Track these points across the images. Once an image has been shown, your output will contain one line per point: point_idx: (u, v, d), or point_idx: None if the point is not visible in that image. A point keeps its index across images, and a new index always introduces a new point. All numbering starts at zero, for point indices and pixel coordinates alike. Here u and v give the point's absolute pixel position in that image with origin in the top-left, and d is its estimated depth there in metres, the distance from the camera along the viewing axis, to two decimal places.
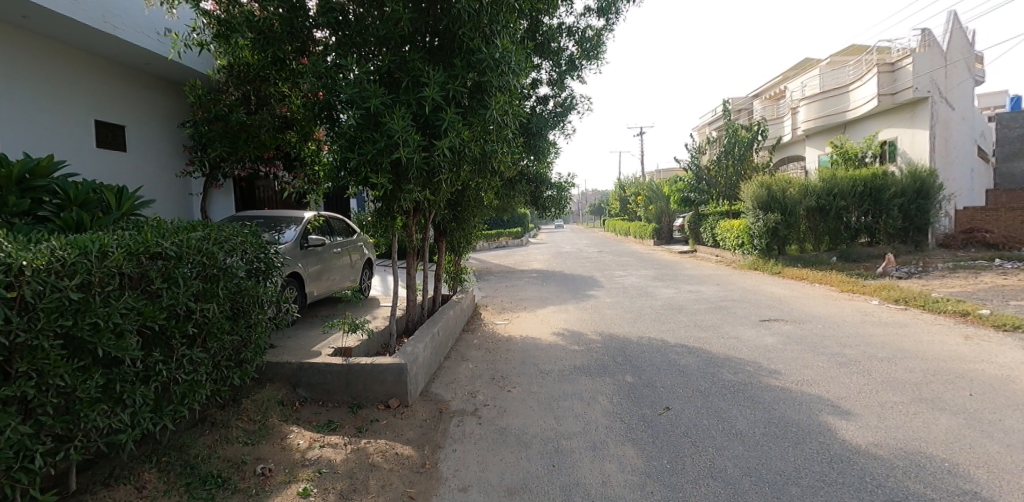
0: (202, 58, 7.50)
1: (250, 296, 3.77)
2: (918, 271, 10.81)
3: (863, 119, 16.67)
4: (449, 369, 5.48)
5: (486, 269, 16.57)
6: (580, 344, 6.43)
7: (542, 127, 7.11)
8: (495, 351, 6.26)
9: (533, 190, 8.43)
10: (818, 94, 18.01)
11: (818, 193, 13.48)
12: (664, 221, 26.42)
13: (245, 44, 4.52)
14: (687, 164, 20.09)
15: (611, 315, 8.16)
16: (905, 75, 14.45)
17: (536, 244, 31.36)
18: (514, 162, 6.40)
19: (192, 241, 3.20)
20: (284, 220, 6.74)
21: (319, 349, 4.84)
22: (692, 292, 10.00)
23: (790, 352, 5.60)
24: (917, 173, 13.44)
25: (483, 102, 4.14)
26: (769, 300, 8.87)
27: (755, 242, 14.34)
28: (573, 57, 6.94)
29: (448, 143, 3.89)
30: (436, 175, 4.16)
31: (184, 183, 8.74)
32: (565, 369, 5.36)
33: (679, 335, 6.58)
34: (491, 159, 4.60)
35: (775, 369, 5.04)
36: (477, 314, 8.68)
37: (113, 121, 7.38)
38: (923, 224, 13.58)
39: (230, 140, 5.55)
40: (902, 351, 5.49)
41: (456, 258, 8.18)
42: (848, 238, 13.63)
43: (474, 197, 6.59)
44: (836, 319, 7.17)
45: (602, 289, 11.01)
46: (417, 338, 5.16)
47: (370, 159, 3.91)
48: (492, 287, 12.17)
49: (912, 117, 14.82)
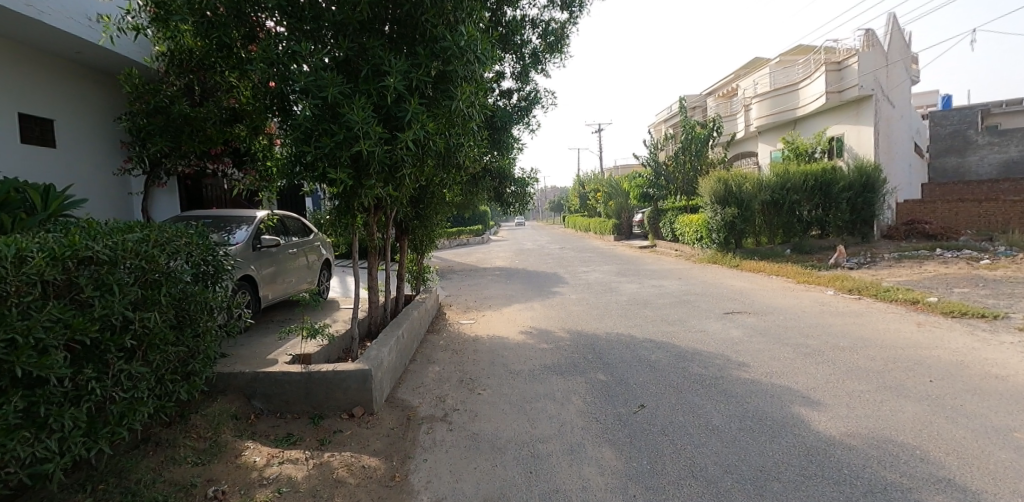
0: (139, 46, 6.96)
1: (197, 303, 3.45)
2: (867, 262, 11.33)
3: (812, 116, 17.37)
4: (415, 373, 5.26)
5: (448, 267, 16.29)
6: (548, 342, 6.33)
7: (507, 121, 6.96)
8: (462, 352, 6.08)
9: (497, 186, 8.28)
10: (770, 92, 18.63)
11: (773, 187, 13.93)
12: (624, 217, 26.80)
13: (187, 29, 4.15)
14: (647, 160, 20.42)
15: (578, 311, 8.12)
16: (851, 74, 15.10)
17: (498, 241, 31.22)
18: (478, 157, 6.23)
19: (129, 243, 2.88)
20: (234, 219, 6.33)
21: (275, 357, 4.54)
22: (656, 287, 10.11)
23: (755, 344, 5.69)
24: (863, 168, 14.10)
25: (448, 93, 3.96)
26: (730, 292, 9.07)
27: (714, 236, 14.67)
28: (537, 51, 6.80)
29: (412, 136, 3.70)
30: (399, 171, 3.95)
31: (123, 182, 8.12)
32: (536, 368, 5.26)
33: (647, 330, 6.58)
34: (457, 153, 4.43)
35: (743, 362, 5.09)
36: (442, 313, 8.46)
37: (40, 114, 6.74)
38: (869, 216, 14.24)
39: (171, 133, 5.12)
40: (859, 339, 5.68)
41: (419, 257, 7.93)
42: (801, 231, 14.09)
43: (437, 193, 6.38)
44: (795, 310, 7.38)
45: (567, 286, 10.98)
46: (381, 341, 4.93)
47: (328, 153, 3.65)
48: (456, 286, 11.95)
49: (857, 114, 15.53)
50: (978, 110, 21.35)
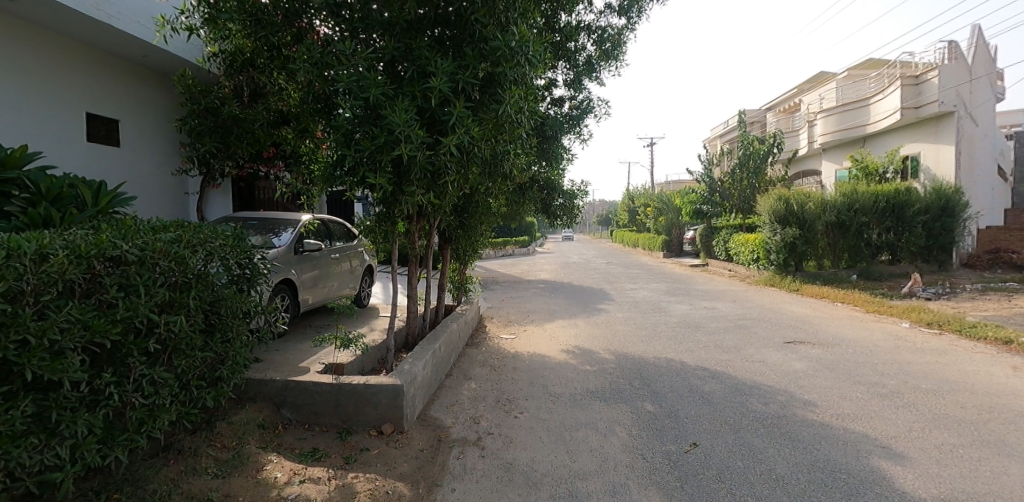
0: (193, 46, 7.20)
1: (228, 307, 3.36)
2: (947, 293, 10.26)
3: (884, 132, 16.18)
4: (450, 389, 5.03)
5: (492, 278, 16.12)
6: (592, 363, 5.95)
7: (557, 130, 6.71)
8: (500, 370, 5.80)
9: (544, 198, 8.02)
10: (836, 107, 17.56)
11: (838, 207, 12.98)
12: (674, 233, 25.89)
13: (238, 30, 4.13)
14: (700, 176, 19.64)
15: (624, 331, 7.68)
16: (929, 88, 13.97)
17: (542, 253, 30.97)
18: (525, 167, 5.99)
19: (159, 244, 2.81)
20: (280, 222, 6.36)
21: (308, 365, 4.42)
22: (709, 309, 9.50)
23: (824, 381, 5.10)
24: (941, 190, 12.95)
25: (496, 96, 3.76)
26: (790, 319, 8.38)
27: (772, 257, 13.80)
28: (591, 58, 6.54)
29: (455, 141, 3.50)
30: (442, 178, 3.76)
31: (181, 182, 8.43)
32: (578, 392, 4.90)
33: (699, 357, 6.09)
34: (504, 160, 4.22)
35: (811, 400, 4.54)
36: (482, 326, 8.23)
37: (107, 114, 7.06)
38: (948, 243, 13.04)
39: (222, 134, 5.15)
40: (948, 382, 4.99)
41: (461, 267, 7.76)
42: (869, 255, 13.10)
43: (483, 202, 6.18)
44: (867, 343, 6.67)
45: (612, 303, 10.53)
46: (416, 355, 4.72)
47: (368, 156, 3.49)
48: (498, 297, 11.73)
49: (936, 132, 14.32)
50: None
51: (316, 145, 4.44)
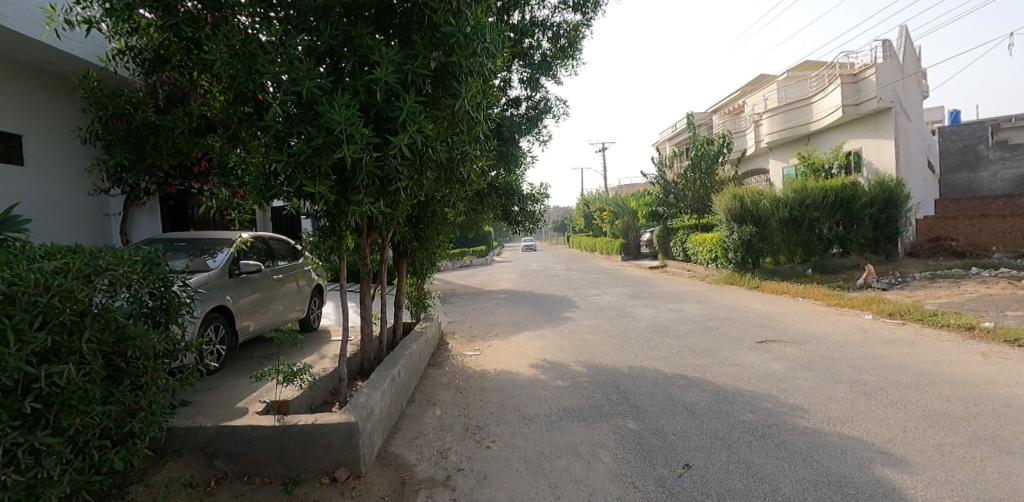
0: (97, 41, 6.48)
1: (137, 348, 2.74)
2: (899, 282, 10.56)
3: (827, 130, 16.84)
4: (413, 419, 4.54)
5: (452, 290, 15.58)
6: (564, 378, 5.58)
7: (515, 132, 6.34)
8: (467, 392, 5.34)
9: (504, 204, 7.64)
10: (781, 106, 18.19)
11: (790, 204, 13.28)
12: (631, 236, 26.11)
13: (142, 18, 3.51)
14: (655, 178, 19.83)
15: (594, 340, 7.37)
16: (867, 86, 14.61)
17: (502, 262, 30.64)
18: (483, 171, 5.61)
19: (34, 275, 2.22)
20: (212, 243, 5.69)
21: (246, 405, 3.83)
22: (675, 311, 9.36)
23: (804, 382, 4.92)
24: (884, 182, 13.48)
25: (450, 90, 3.38)
26: (757, 318, 8.32)
27: (731, 255, 13.96)
28: (547, 56, 6.22)
29: (406, 140, 3.07)
30: (393, 184, 3.32)
31: (100, 202, 7.59)
32: (555, 412, 4.51)
33: (675, 363, 5.84)
34: (461, 162, 3.84)
35: (796, 405, 4.32)
36: (445, 343, 7.74)
37: (7, 129, 6.22)
38: (893, 234, 13.62)
39: (135, 143, 4.46)
40: (924, 375, 4.91)
41: (419, 281, 7.29)
42: (822, 249, 13.43)
43: (439, 211, 5.76)
44: (836, 339, 6.62)
45: (578, 311, 10.24)
46: (373, 383, 4.21)
47: (304, 160, 2.98)
48: (459, 311, 11.21)
49: (875, 128, 14.97)
50: (987, 124, 20.78)
51: (241, 152, 3.85)
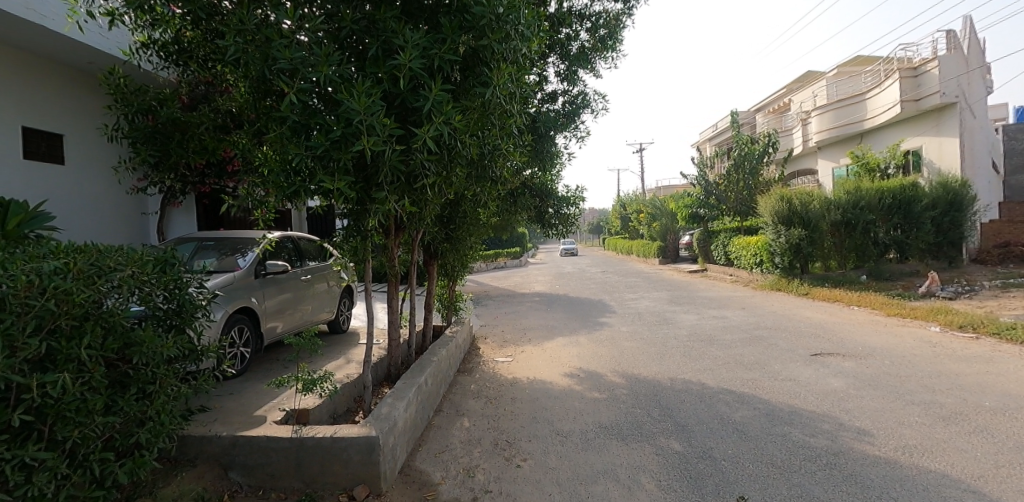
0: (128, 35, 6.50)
1: (144, 354, 2.61)
2: (967, 291, 9.69)
3: (883, 127, 15.79)
4: (439, 432, 4.28)
5: (485, 292, 15.37)
6: (600, 390, 5.21)
7: (550, 127, 6.03)
8: (497, 402, 5.05)
9: (537, 204, 7.34)
10: (831, 103, 17.21)
11: (843, 206, 12.44)
12: (669, 239, 25.33)
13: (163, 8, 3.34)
14: (695, 179, 19.11)
15: (631, 348, 6.97)
16: (929, 80, 13.60)
17: (535, 265, 30.30)
18: (517, 169, 5.33)
19: (28, 278, 2.11)
20: (240, 243, 5.60)
21: (264, 413, 3.65)
22: (718, 319, 8.83)
23: (870, 402, 4.41)
24: (947, 183, 12.55)
25: (481, 78, 3.12)
26: (809, 327, 7.72)
27: (777, 260, 13.22)
28: (585, 47, 5.90)
29: (432, 132, 2.81)
30: (419, 180, 3.07)
31: (138, 201, 7.75)
32: (590, 429, 4.16)
33: (721, 377, 5.40)
34: (492, 158, 3.58)
35: (865, 430, 3.83)
36: (476, 348, 7.50)
37: (50, 129, 6.36)
38: (957, 238, 12.65)
39: (159, 140, 4.43)
40: (1013, 398, 4.30)
41: (450, 284, 7.07)
42: (877, 254, 12.53)
43: (471, 212, 5.52)
44: (903, 353, 5.99)
45: (614, 316, 9.82)
46: (397, 393, 3.98)
47: (322, 154, 2.75)
48: (491, 314, 10.96)
49: (937, 124, 13.92)
50: None
51: (260, 147, 3.61)
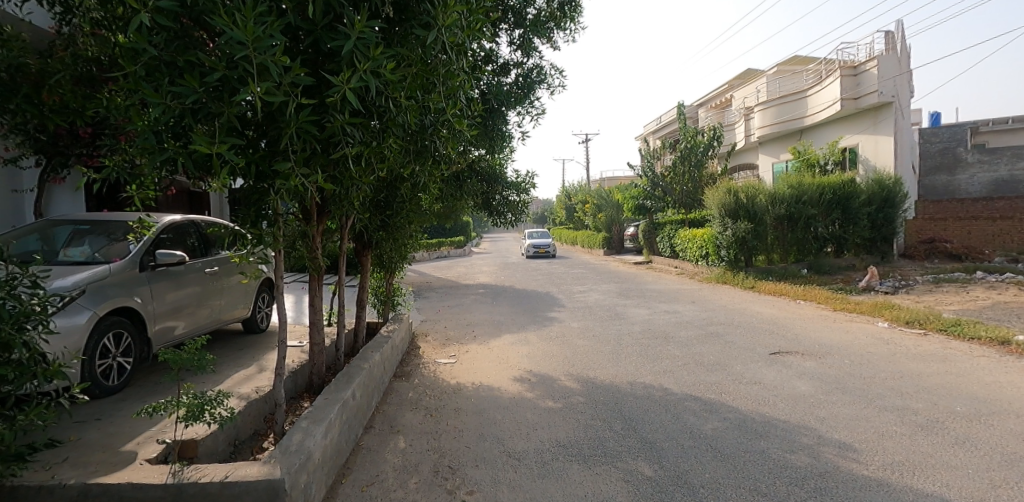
0: None
1: None
2: (903, 285, 10.03)
3: (822, 125, 16.32)
4: (369, 457, 3.58)
5: (427, 284, 14.60)
6: (555, 397, 4.69)
7: (501, 102, 5.39)
8: (439, 414, 4.41)
9: (485, 189, 6.70)
10: (774, 99, 17.61)
11: (787, 201, 12.60)
12: (614, 230, 25.44)
13: None
14: (643, 170, 19.07)
15: (584, 347, 6.53)
16: (868, 80, 14.11)
17: (480, 254, 29.72)
18: (463, 148, 4.68)
19: None
20: (120, 228, 4.55)
21: (135, 447, 2.79)
22: (670, 314, 8.59)
23: (841, 409, 4.15)
24: (882, 180, 13.05)
25: (421, 18, 2.44)
26: (761, 323, 7.60)
27: (723, 252, 13.29)
28: (541, 14, 5.27)
29: (353, 80, 2.08)
30: (338, 147, 2.34)
31: (8, 175, 6.44)
32: (547, 449, 3.61)
33: (684, 380, 5.03)
34: (435, 128, 2.92)
35: (845, 444, 3.51)
36: (416, 347, 6.82)
37: None
38: (889, 234, 13.27)
39: None
40: (979, 401, 4.17)
41: (387, 276, 6.32)
42: (817, 248, 12.86)
43: (411, 196, 4.83)
44: (859, 352, 5.88)
45: (564, 310, 9.41)
46: (314, 413, 3.23)
47: (195, 104, 1.94)
48: (434, 308, 10.22)
49: (873, 123, 14.47)
50: (968, 127, 19.81)
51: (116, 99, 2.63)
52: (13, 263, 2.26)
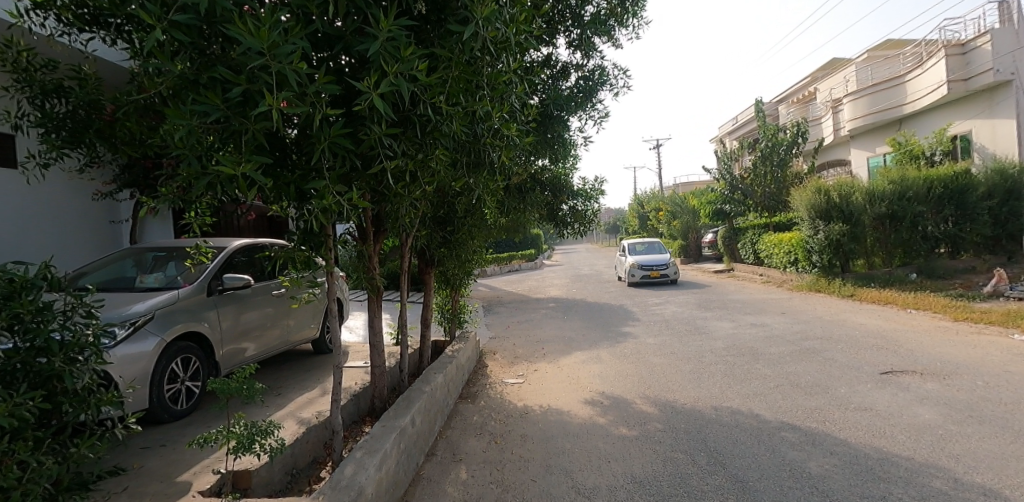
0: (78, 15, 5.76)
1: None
2: None
3: (926, 111, 14.57)
4: (428, 489, 3.36)
5: (498, 298, 14.50)
6: (629, 424, 4.26)
7: (561, 107, 5.09)
8: (503, 441, 4.13)
9: (550, 201, 6.42)
10: (865, 88, 16.00)
11: (889, 198, 11.24)
12: (691, 237, 24.17)
13: None
14: (718, 173, 17.98)
15: (661, 365, 6.02)
16: (979, 57, 12.44)
17: (551, 267, 29.37)
18: (522, 156, 4.44)
19: None
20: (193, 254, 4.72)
21: (190, 477, 2.76)
22: (758, 327, 7.81)
23: (983, 444, 3.40)
24: (1004, 170, 11.35)
25: (459, 14, 2.22)
26: (867, 336, 6.68)
27: (815, 258, 12.04)
28: (601, 11, 4.95)
29: (384, 84, 1.88)
30: (377, 161, 2.17)
31: (107, 208, 7.07)
32: (620, 486, 3.21)
33: (779, 405, 4.42)
34: (486, 135, 2.68)
35: (991, 490, 2.83)
36: (484, 366, 6.62)
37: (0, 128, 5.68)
38: (1018, 230, 11.51)
39: (75, 129, 3.36)
40: None
41: (453, 294, 6.19)
42: (927, 250, 11.35)
43: (473, 210, 4.65)
44: (995, 371, 4.92)
45: (639, 324, 8.86)
46: (369, 443, 3.07)
47: (220, 123, 1.83)
48: (503, 324, 9.99)
49: (990, 105, 12.69)
50: None
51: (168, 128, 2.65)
52: (70, 293, 2.29)
